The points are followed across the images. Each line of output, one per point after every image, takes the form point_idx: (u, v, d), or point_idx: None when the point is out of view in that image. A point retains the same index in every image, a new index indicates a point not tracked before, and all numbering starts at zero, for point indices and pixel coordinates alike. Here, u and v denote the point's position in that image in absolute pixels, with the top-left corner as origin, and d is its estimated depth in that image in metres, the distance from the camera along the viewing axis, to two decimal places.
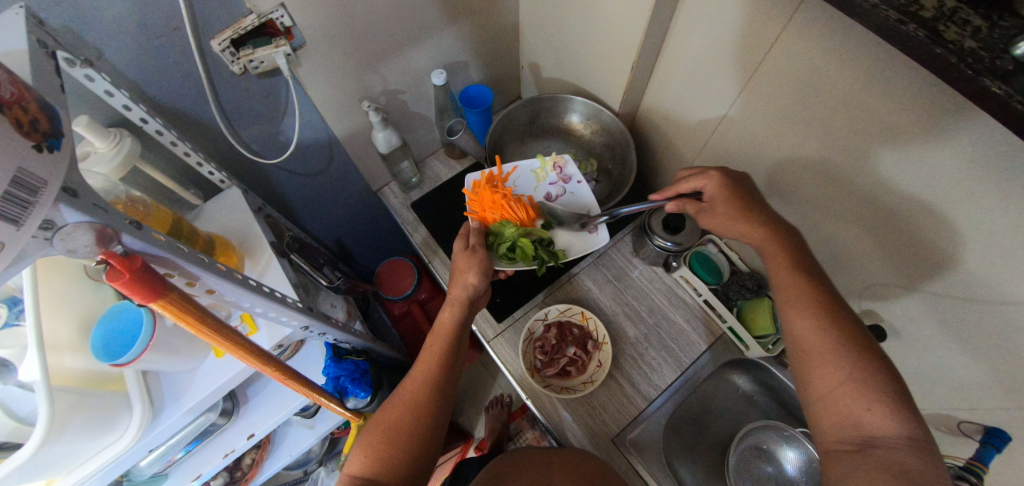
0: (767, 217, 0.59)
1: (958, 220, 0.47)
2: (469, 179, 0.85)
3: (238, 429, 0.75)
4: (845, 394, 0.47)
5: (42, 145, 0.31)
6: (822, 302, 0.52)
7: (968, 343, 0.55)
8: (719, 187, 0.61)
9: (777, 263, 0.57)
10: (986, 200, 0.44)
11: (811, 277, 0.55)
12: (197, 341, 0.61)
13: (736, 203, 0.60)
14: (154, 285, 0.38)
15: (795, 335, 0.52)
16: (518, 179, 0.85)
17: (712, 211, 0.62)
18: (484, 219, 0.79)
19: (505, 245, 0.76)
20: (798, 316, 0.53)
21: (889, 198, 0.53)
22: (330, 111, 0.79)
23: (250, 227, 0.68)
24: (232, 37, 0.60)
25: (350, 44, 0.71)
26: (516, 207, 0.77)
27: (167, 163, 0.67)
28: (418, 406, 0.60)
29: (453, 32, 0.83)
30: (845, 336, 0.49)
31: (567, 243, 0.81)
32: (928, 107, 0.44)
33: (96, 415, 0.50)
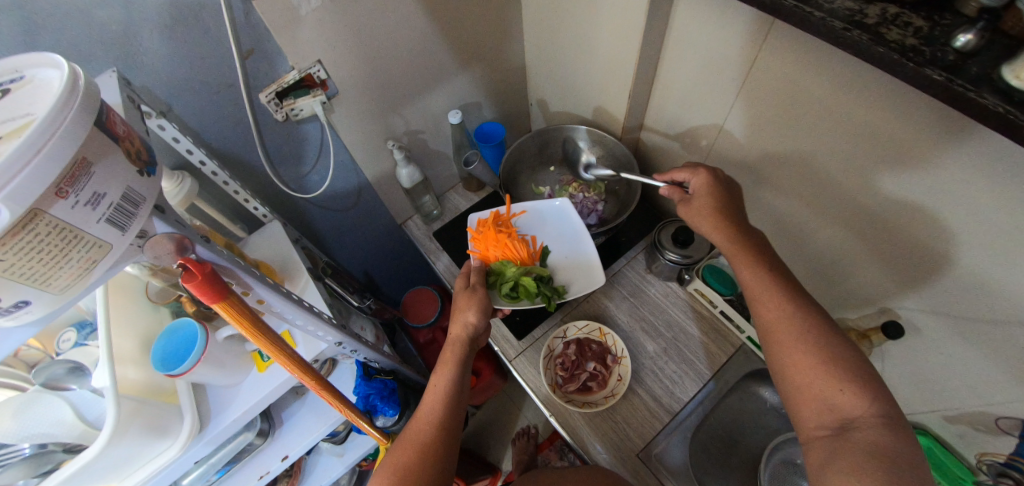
0: (735, 214, 0.63)
1: (944, 207, 0.50)
2: (475, 218, 0.89)
3: (273, 451, 0.78)
4: (815, 378, 0.49)
5: (144, 170, 0.38)
6: (785, 290, 0.55)
7: (979, 330, 0.56)
8: (705, 186, 0.66)
9: (740, 260, 0.60)
10: (962, 184, 0.47)
11: (771, 267, 0.58)
12: (242, 356, 0.66)
13: (716, 205, 0.64)
14: (219, 288, 0.44)
15: (764, 326, 0.55)
16: (523, 219, 0.89)
17: (693, 204, 0.66)
18: (487, 258, 0.83)
19: (508, 284, 0.79)
20: (767, 307, 0.55)
21: (879, 194, 0.57)
22: (359, 150, 0.88)
23: (289, 255, 0.75)
24: (277, 90, 0.70)
25: (376, 91, 0.81)
26: (519, 247, 0.81)
27: (219, 201, 0.76)
28: (424, 446, 0.61)
29: (467, 76, 0.93)
30: (811, 324, 0.52)
31: (566, 279, 0.84)
32: (896, 103, 0.48)
33: (155, 422, 0.55)
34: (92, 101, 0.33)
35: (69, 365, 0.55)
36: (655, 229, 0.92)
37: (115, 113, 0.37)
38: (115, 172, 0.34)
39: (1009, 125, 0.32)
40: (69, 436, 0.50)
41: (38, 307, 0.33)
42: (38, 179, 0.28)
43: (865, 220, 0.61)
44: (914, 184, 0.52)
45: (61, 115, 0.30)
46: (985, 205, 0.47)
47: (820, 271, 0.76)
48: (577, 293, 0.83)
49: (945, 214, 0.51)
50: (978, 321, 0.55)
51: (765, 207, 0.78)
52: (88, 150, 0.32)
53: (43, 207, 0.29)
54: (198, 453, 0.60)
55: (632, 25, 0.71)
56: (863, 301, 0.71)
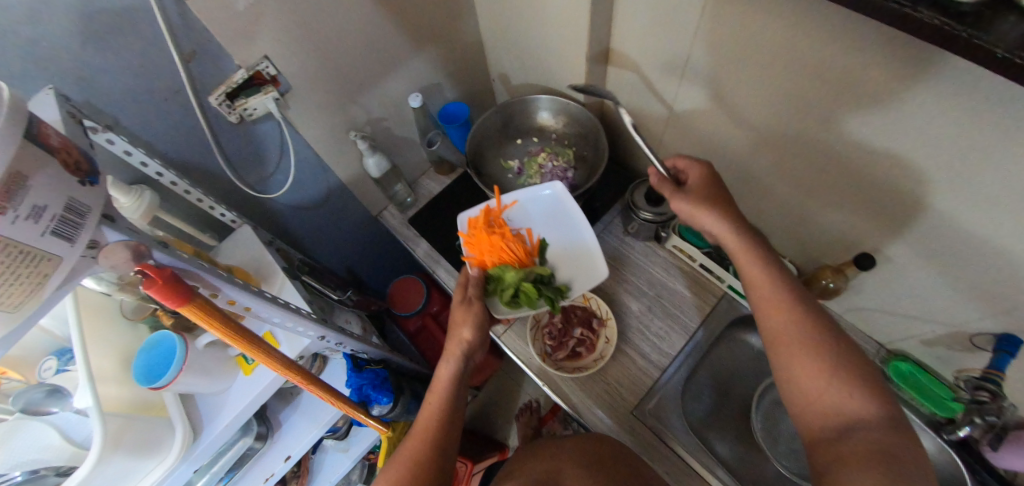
0: (736, 211, 0.61)
1: (896, 133, 0.52)
2: (465, 217, 0.81)
3: (275, 452, 0.79)
4: (823, 381, 0.48)
5: (85, 180, 0.37)
6: (790, 293, 0.55)
7: (943, 248, 0.58)
8: (703, 181, 0.64)
9: (743, 258, 0.58)
10: (911, 109, 0.48)
11: (774, 267, 0.57)
12: (227, 362, 0.66)
13: (717, 200, 0.61)
14: (182, 291, 0.44)
15: (769, 326, 0.54)
16: (516, 213, 0.81)
17: (690, 196, 0.63)
18: (482, 264, 0.77)
19: (508, 291, 0.73)
20: (771, 307, 0.54)
21: (837, 128, 0.57)
22: (322, 145, 0.86)
23: (263, 257, 0.74)
24: (226, 91, 0.68)
25: (330, 81, 0.79)
26: (514, 248, 0.74)
27: (183, 212, 0.75)
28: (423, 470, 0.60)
29: (423, 57, 0.91)
30: (818, 326, 0.51)
31: (569, 275, 0.78)
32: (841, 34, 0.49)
33: (145, 438, 0.56)
34: (19, 114, 0.32)
35: (46, 388, 0.55)
36: (627, 192, 0.92)
37: (47, 126, 0.36)
38: (54, 185, 0.34)
39: (945, 37, 0.33)
40: (60, 460, 0.51)
41: None
42: None
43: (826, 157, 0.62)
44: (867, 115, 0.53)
45: None
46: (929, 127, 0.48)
47: (791, 213, 0.78)
48: (581, 290, 0.77)
49: (898, 138, 0.52)
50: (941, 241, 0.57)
51: (733, 155, 0.78)
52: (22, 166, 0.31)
53: None
54: (185, 470, 0.62)
55: None
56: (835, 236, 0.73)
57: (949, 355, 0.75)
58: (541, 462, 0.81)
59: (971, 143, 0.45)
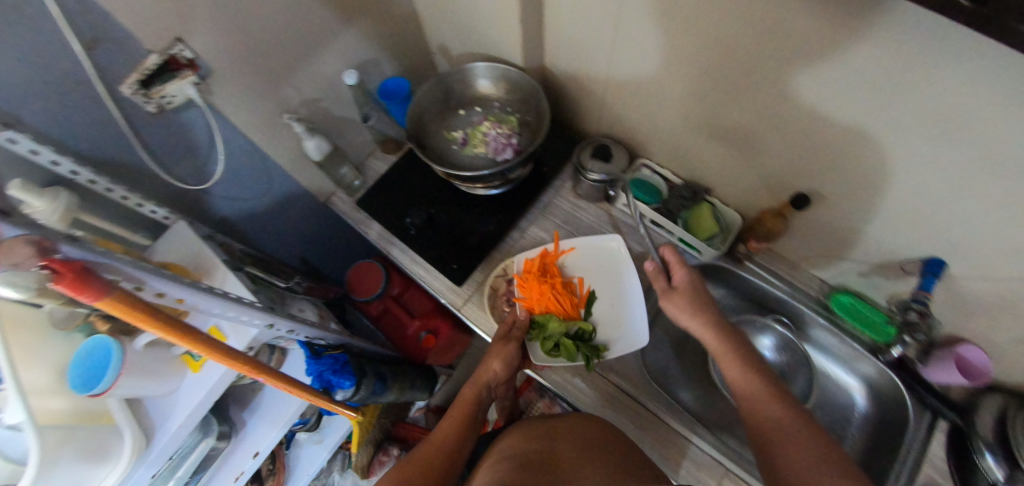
0: (717, 318, 0.72)
1: (826, 69, 0.53)
2: (522, 257, 0.87)
3: (243, 450, 0.79)
4: (805, 464, 0.52)
5: None
6: (766, 385, 0.63)
7: (874, 176, 0.62)
8: (687, 283, 0.77)
9: (727, 361, 0.68)
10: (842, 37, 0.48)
11: (757, 369, 0.66)
12: (171, 362, 0.64)
13: (698, 301, 0.74)
14: (97, 285, 0.42)
15: (753, 411, 0.62)
16: (571, 261, 0.88)
17: (674, 298, 0.76)
18: (531, 307, 0.82)
19: (550, 341, 0.80)
20: (758, 403, 0.62)
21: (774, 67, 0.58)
22: (256, 132, 0.83)
23: (202, 251, 0.72)
24: (140, 78, 0.64)
25: (255, 63, 0.75)
26: (563, 301, 0.81)
27: (109, 212, 0.71)
28: (446, 454, 0.67)
29: (352, 31, 0.88)
30: (789, 410, 0.60)
31: (608, 338, 0.83)
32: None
33: (88, 447, 0.54)
34: None
35: None
36: (574, 155, 0.92)
37: None
38: None
39: None
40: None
41: None
42: None
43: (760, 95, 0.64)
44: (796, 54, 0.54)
45: None
46: (858, 59, 0.49)
47: (726, 161, 0.81)
48: (619, 352, 0.80)
49: (836, 71, 0.52)
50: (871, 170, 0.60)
51: (671, 108, 0.79)
52: None
53: None
54: (142, 475, 0.61)
55: None
56: (775, 178, 0.76)
57: (882, 282, 0.80)
58: (526, 439, 0.74)
59: (889, 71, 0.47)
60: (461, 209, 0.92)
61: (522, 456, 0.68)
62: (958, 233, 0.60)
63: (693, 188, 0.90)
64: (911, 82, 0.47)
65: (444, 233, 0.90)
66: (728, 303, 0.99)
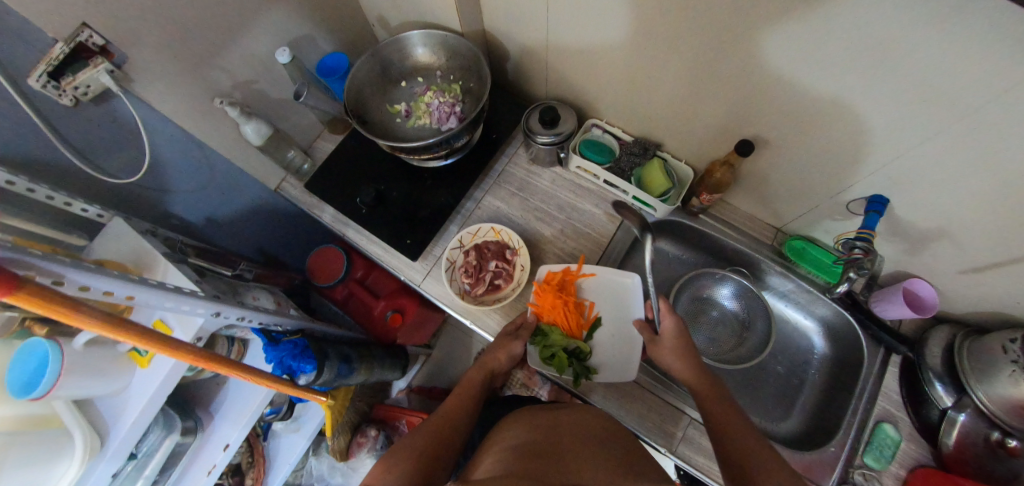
0: (703, 366, 0.72)
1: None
2: (544, 267, 0.84)
3: (213, 443, 0.79)
4: None
5: None
6: (748, 434, 0.62)
7: (817, 115, 0.62)
8: (673, 327, 0.75)
9: (709, 401, 0.68)
10: None
11: (739, 418, 0.65)
12: (117, 359, 0.63)
13: (683, 347, 0.73)
14: (7, 278, 0.41)
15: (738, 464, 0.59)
16: (590, 283, 0.83)
17: (663, 345, 0.75)
18: (539, 313, 0.82)
19: (548, 348, 0.79)
20: (743, 453, 0.60)
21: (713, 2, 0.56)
22: (190, 120, 0.80)
23: (142, 245, 0.70)
24: (48, 70, 0.61)
25: (177, 46, 0.72)
26: (571, 316, 0.80)
27: (37, 214, 0.69)
28: (453, 431, 0.73)
29: (280, 7, 0.83)
30: (771, 462, 0.57)
31: (602, 365, 0.81)
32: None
33: (38, 448, 0.54)
34: None
35: None
36: (522, 119, 0.91)
37: None
38: None
39: None
40: None
41: None
42: None
43: (697, 36, 0.62)
44: None
45: None
46: None
47: (670, 115, 0.82)
48: (606, 379, 0.79)
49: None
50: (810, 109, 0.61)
51: (611, 63, 0.78)
52: None
53: None
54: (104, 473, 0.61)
55: None
56: (721, 127, 0.76)
57: (831, 223, 0.82)
58: (526, 431, 0.69)
59: None
60: (413, 184, 0.91)
61: (528, 447, 0.63)
62: (891, 164, 0.62)
63: (643, 144, 0.89)
64: None
65: (397, 210, 0.89)
66: (688, 258, 1.00)
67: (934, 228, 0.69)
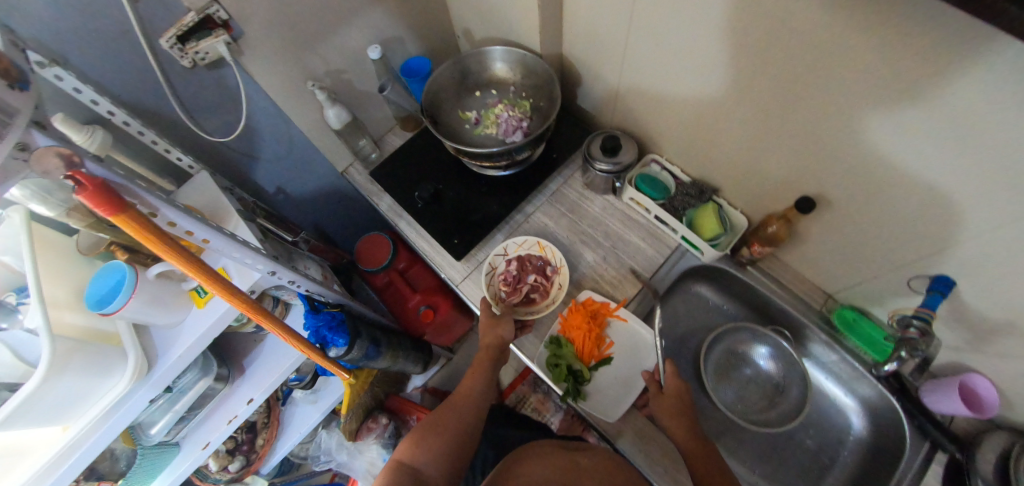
0: (699, 430, 0.70)
1: (835, 67, 0.54)
2: (586, 292, 0.87)
3: (238, 395, 0.82)
4: None
5: (14, 85, 0.42)
6: None
7: (896, 185, 0.60)
8: (677, 385, 0.75)
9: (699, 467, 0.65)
10: (854, 30, 0.49)
11: None
12: (179, 295, 0.68)
13: (683, 404, 0.72)
14: (115, 202, 0.45)
15: None
16: (618, 324, 0.86)
17: (664, 400, 0.73)
18: (563, 326, 0.85)
19: (556, 357, 0.82)
20: None
21: (794, 61, 0.57)
22: (282, 97, 0.87)
23: (219, 200, 0.76)
24: (177, 34, 0.68)
25: (286, 30, 0.80)
26: (588, 343, 0.82)
27: (141, 155, 0.77)
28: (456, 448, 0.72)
29: (381, 8, 0.91)
30: None
31: (594, 396, 0.82)
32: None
33: (95, 362, 0.58)
34: None
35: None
36: (583, 144, 0.93)
37: None
38: None
39: None
40: (12, 377, 0.53)
41: None
42: None
43: (772, 91, 0.63)
44: (804, 47, 0.55)
45: None
46: (871, 51, 0.49)
47: (733, 163, 0.82)
48: (588, 409, 0.80)
49: (854, 62, 0.52)
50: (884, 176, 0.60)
51: (681, 104, 0.80)
52: None
53: None
54: (141, 400, 0.64)
55: None
56: (786, 183, 0.76)
57: (890, 298, 0.77)
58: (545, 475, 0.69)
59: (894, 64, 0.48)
60: (469, 190, 0.94)
61: None
62: (968, 247, 0.59)
63: (700, 187, 0.90)
64: (933, 73, 0.46)
65: (449, 210, 0.93)
66: (728, 309, 0.98)
67: (1007, 321, 0.64)
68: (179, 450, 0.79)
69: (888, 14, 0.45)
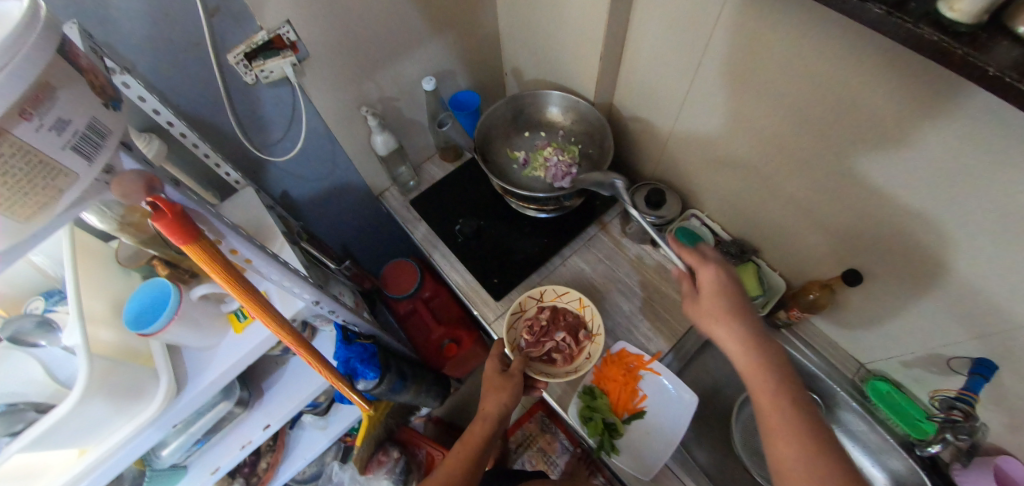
0: (754, 326, 0.56)
1: (892, 152, 0.56)
2: (620, 343, 0.86)
3: (255, 420, 0.79)
4: None
5: (108, 103, 0.40)
6: (811, 430, 0.48)
7: (946, 273, 0.61)
8: (717, 281, 0.60)
9: (758, 380, 0.53)
10: (925, 124, 0.50)
11: (797, 405, 0.50)
12: (217, 317, 0.66)
13: (726, 305, 0.58)
14: (190, 230, 0.44)
15: (778, 463, 0.48)
16: (653, 377, 0.84)
17: (701, 303, 0.61)
18: (597, 376, 0.84)
19: (589, 407, 0.81)
20: (792, 455, 0.47)
21: (857, 143, 0.59)
22: (333, 118, 0.88)
23: (263, 219, 0.74)
24: (245, 51, 0.69)
25: (347, 55, 0.80)
26: (622, 395, 0.82)
27: (190, 167, 0.76)
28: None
29: (439, 42, 0.92)
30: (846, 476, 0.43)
31: (629, 449, 0.80)
32: (871, 53, 0.50)
33: (128, 385, 0.55)
34: (47, 41, 0.33)
35: (36, 319, 0.54)
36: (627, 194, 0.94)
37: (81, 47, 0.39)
38: (81, 105, 0.37)
39: (942, 52, 0.35)
40: (41, 396, 0.50)
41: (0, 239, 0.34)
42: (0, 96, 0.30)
43: (827, 166, 0.65)
44: (870, 132, 0.56)
45: (20, 39, 0.31)
46: (939, 145, 0.51)
47: (777, 227, 0.83)
48: (624, 464, 0.78)
49: (918, 152, 0.53)
50: (938, 262, 0.60)
51: (730, 165, 0.82)
52: (52, 76, 0.34)
53: (6, 127, 0.31)
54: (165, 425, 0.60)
55: None
56: (830, 254, 0.76)
57: (927, 376, 0.77)
58: None
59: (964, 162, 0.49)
60: (511, 229, 0.94)
61: None
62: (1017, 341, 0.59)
63: (741, 247, 0.90)
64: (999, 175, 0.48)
65: (488, 246, 0.93)
66: None
67: None
68: (187, 473, 0.75)
69: (962, 117, 0.47)
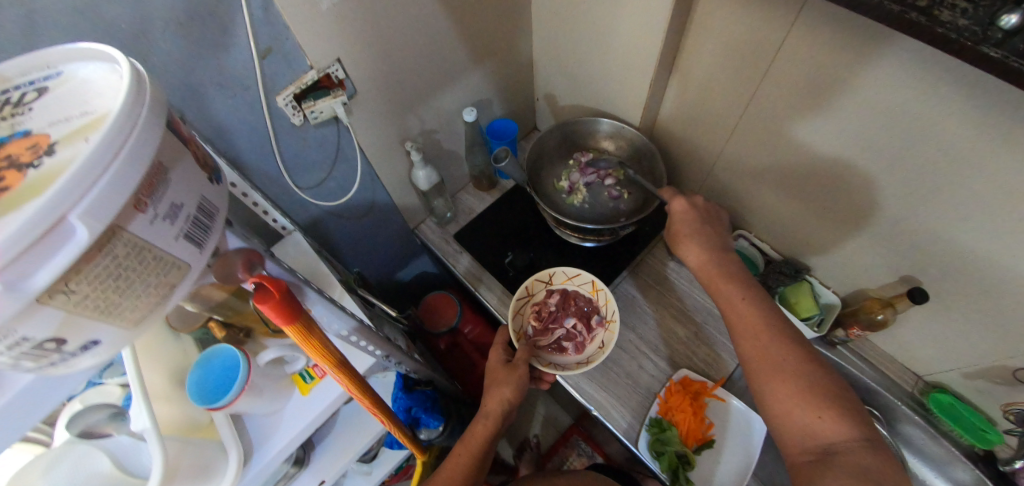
0: (713, 245, 0.71)
1: (966, 179, 0.55)
2: (681, 370, 0.84)
3: (309, 477, 0.73)
4: (795, 399, 0.55)
5: (211, 177, 0.36)
6: (765, 322, 0.62)
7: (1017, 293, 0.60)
8: (685, 208, 0.75)
9: (721, 286, 0.67)
10: (1006, 153, 0.50)
11: (755, 302, 0.64)
12: (281, 379, 0.60)
13: (691, 229, 0.73)
14: (294, 309, 0.39)
15: (746, 353, 0.61)
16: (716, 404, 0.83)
17: (676, 231, 0.74)
18: (664, 407, 0.81)
19: (661, 442, 0.78)
20: (751, 341, 0.61)
21: (925, 171, 0.59)
22: (375, 154, 0.84)
23: (317, 266, 0.70)
24: (296, 92, 0.65)
25: (389, 91, 0.77)
26: (692, 425, 0.79)
27: (234, 214, 0.71)
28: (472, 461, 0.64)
29: (479, 72, 0.90)
30: (793, 350, 0.58)
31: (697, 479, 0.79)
32: (951, 86, 0.50)
33: (198, 466, 0.49)
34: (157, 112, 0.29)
35: (111, 410, 0.50)
36: None
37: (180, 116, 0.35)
38: (190, 183, 0.33)
39: None
40: None
41: (104, 349, 0.32)
42: (122, 185, 0.26)
43: (889, 190, 0.65)
44: (940, 159, 0.56)
45: (135, 108, 0.27)
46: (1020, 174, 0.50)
47: (830, 246, 0.83)
48: None
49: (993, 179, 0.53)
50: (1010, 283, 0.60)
51: (780, 187, 0.82)
52: (163, 154, 0.30)
53: (122, 223, 0.27)
54: None
55: (653, 23, 0.72)
56: (886, 273, 0.76)
57: (990, 388, 0.76)
58: None
59: None
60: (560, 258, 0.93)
61: None
62: None
63: (794, 266, 0.90)
64: None
65: None
66: None
67: None
68: None
69: None
